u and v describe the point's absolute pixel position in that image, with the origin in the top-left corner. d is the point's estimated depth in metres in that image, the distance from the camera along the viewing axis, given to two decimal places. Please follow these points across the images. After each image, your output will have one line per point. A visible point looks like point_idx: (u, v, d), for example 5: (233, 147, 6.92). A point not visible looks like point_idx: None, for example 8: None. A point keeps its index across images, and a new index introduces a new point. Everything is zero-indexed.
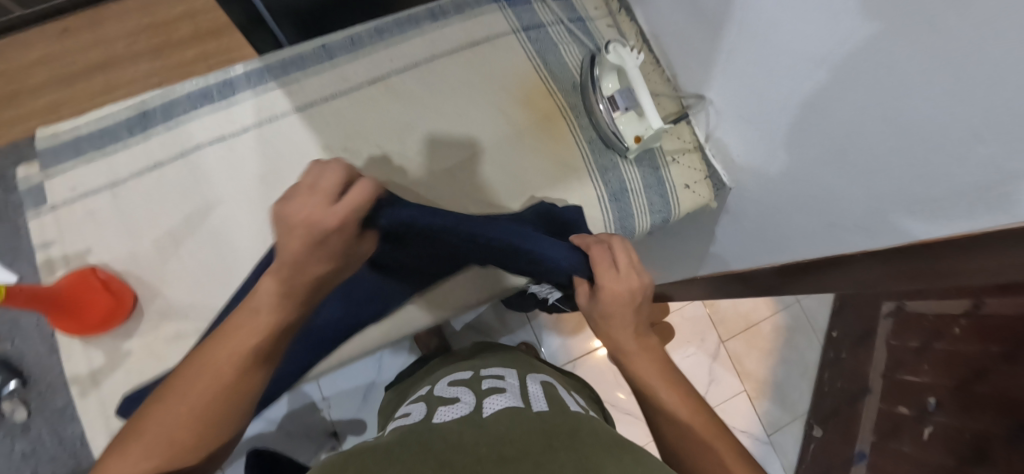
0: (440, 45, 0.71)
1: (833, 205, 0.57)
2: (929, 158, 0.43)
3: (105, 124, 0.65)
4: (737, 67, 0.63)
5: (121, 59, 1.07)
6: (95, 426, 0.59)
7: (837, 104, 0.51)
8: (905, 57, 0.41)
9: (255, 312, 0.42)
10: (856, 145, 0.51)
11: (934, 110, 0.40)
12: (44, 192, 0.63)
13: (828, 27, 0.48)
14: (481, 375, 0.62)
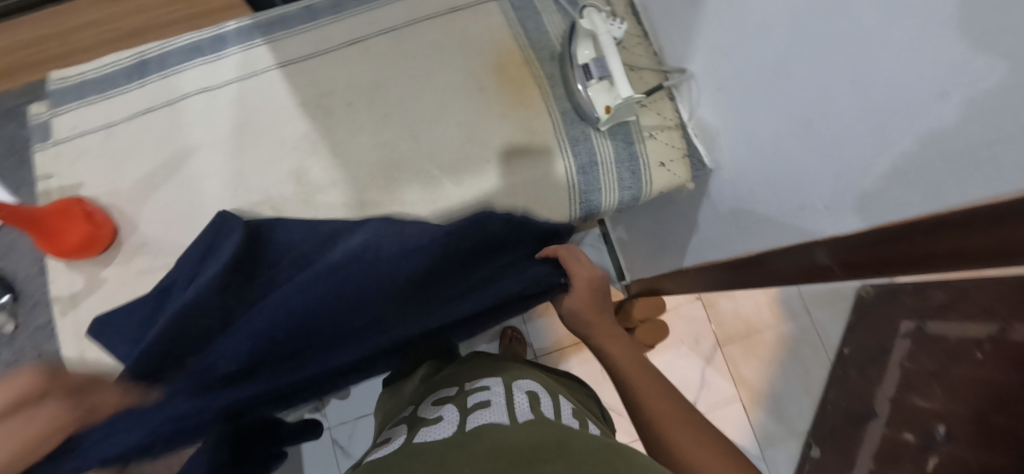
0: (420, 9, 0.72)
1: (809, 183, 0.54)
2: (901, 121, 0.40)
3: (107, 72, 0.70)
4: (716, 38, 0.60)
5: (157, 25, 1.12)
6: (69, 343, 0.63)
7: (811, 70, 0.48)
8: (881, 8, 0.38)
9: None
10: (824, 114, 0.48)
11: (909, 64, 0.37)
12: (48, 129, 0.69)
13: None
14: (468, 389, 0.61)
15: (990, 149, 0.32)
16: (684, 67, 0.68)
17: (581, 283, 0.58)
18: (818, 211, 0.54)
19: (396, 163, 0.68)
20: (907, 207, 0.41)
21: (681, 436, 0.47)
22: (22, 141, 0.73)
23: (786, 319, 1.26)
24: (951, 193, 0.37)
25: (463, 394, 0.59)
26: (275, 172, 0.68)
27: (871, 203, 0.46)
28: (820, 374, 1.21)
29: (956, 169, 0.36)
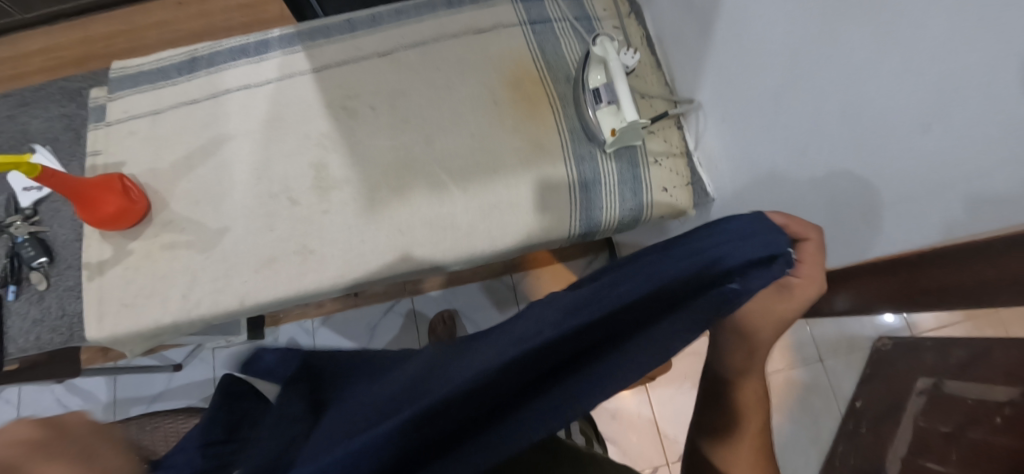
0: (449, 28, 0.77)
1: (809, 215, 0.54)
2: (887, 153, 0.40)
3: (161, 65, 0.78)
4: (724, 72, 0.62)
5: (215, 30, 1.24)
6: (90, 305, 0.68)
7: (804, 102, 0.50)
8: (862, 44, 0.40)
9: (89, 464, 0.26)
10: (816, 145, 0.50)
11: (890, 97, 0.39)
12: (103, 112, 0.76)
13: (796, 20, 0.48)
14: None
15: (983, 178, 0.32)
16: (693, 97, 0.71)
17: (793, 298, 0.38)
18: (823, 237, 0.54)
19: (409, 165, 0.72)
20: (914, 238, 0.41)
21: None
22: (79, 120, 0.80)
23: (798, 363, 1.20)
24: (953, 224, 0.37)
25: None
26: (298, 164, 0.72)
27: (871, 234, 0.46)
28: (829, 425, 1.17)
29: (946, 200, 0.36)
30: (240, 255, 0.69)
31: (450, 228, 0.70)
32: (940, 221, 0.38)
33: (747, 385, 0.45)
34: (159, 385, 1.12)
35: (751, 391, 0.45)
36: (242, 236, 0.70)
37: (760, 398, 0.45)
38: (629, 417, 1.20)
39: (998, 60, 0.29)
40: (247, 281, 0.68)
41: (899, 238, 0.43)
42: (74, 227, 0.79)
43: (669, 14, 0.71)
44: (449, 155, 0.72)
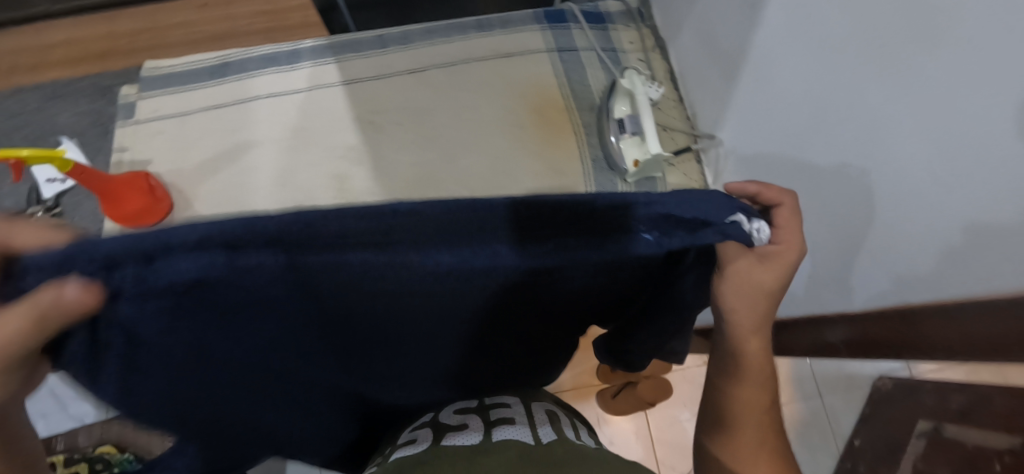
0: (479, 52, 0.80)
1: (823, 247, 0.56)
2: (896, 189, 0.42)
3: (193, 67, 0.79)
4: (744, 109, 0.64)
5: (239, 33, 1.26)
6: None
7: (822, 144, 0.51)
8: (875, 95, 0.42)
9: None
10: (835, 188, 0.51)
11: (904, 149, 0.40)
12: (133, 109, 0.77)
13: (814, 64, 0.49)
14: (488, 404, 0.55)
15: (987, 212, 0.34)
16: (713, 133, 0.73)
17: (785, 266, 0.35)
18: (839, 268, 0.55)
19: (432, 182, 0.73)
20: (922, 268, 0.43)
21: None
22: (108, 116, 0.81)
23: (797, 398, 1.21)
24: (957, 256, 0.38)
25: (484, 405, 0.55)
26: (322, 173, 0.73)
27: (880, 261, 0.48)
28: (825, 461, 1.17)
29: (947, 229, 0.38)
30: None
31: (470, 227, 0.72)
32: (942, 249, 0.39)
33: (746, 386, 0.44)
34: None
35: (751, 390, 0.44)
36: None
37: (760, 401, 0.45)
38: (627, 442, 1.19)
39: (1011, 118, 0.30)
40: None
41: (907, 267, 0.45)
42: (95, 222, 0.80)
43: (694, 52, 0.73)
44: (471, 175, 0.73)
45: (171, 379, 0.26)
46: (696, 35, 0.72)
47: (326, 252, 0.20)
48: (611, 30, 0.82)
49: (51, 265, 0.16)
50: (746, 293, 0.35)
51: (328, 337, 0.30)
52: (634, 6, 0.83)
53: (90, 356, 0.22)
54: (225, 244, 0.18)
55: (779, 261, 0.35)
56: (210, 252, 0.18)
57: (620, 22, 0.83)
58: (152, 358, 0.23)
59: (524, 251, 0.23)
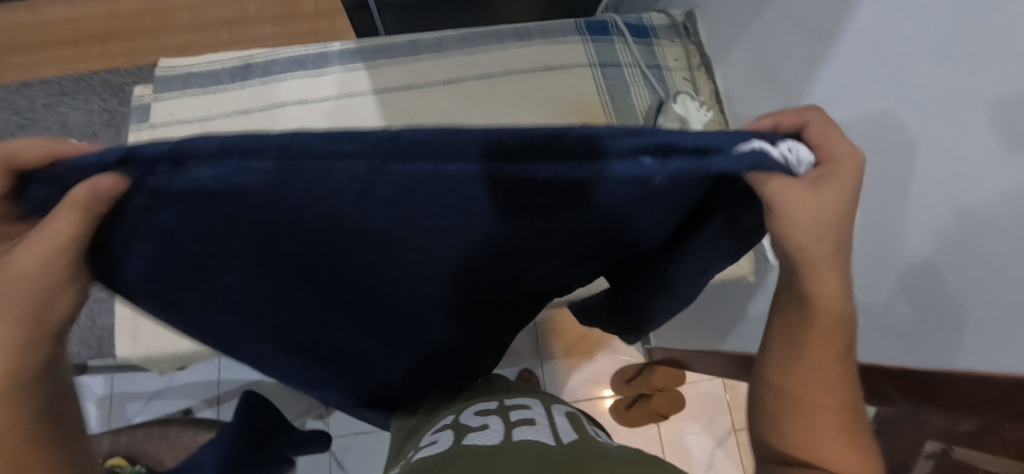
0: (517, 63, 0.76)
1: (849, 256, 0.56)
2: (993, 251, 0.37)
3: (215, 68, 0.75)
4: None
5: (246, 19, 1.20)
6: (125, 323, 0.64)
7: (896, 192, 0.47)
8: (967, 143, 0.38)
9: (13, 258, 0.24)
10: (906, 242, 0.47)
11: (1004, 210, 0.36)
12: (148, 112, 0.73)
13: (897, 94, 0.45)
14: (509, 405, 0.53)
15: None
16: None
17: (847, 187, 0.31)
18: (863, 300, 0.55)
19: None
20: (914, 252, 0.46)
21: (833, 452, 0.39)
22: None
23: None
24: (953, 246, 0.41)
25: (504, 406, 0.52)
26: None
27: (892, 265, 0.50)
28: None
29: (939, 216, 0.42)
30: None
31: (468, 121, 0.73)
32: (940, 233, 0.42)
33: (814, 372, 0.41)
34: (160, 383, 1.10)
35: (821, 379, 0.41)
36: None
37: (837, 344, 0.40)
38: None
39: None
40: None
41: (906, 261, 0.47)
42: None
43: (745, 76, 0.70)
44: None
45: (178, 272, 0.28)
46: (748, 59, 0.70)
47: (318, 162, 0.20)
48: (656, 44, 0.79)
49: (100, 163, 0.20)
50: (806, 222, 0.30)
51: (333, 263, 0.29)
52: (680, 20, 0.80)
53: (125, 248, 0.25)
54: (238, 153, 0.19)
55: (837, 180, 0.30)
56: (231, 163, 0.20)
57: (666, 36, 0.79)
58: (173, 261, 0.27)
59: (516, 177, 0.21)
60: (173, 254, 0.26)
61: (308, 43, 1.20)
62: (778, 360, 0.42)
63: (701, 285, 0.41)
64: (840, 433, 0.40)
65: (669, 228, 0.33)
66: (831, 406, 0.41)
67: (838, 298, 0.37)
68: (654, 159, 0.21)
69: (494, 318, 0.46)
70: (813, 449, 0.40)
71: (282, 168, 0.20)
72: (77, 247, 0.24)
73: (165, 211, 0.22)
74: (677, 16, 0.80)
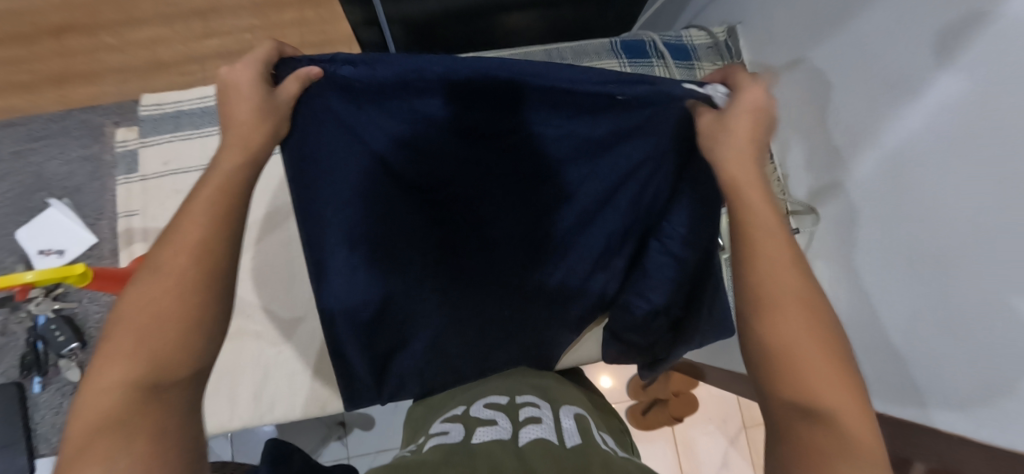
0: None
1: (841, 262, 0.61)
2: None
3: (209, 105, 0.66)
4: (821, 176, 0.64)
5: (222, 9, 1.06)
6: None
7: (944, 191, 0.44)
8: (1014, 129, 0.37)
9: (243, 106, 0.42)
10: (961, 293, 0.44)
11: None
12: (137, 161, 0.64)
13: (906, 86, 0.48)
14: (518, 402, 0.57)
15: None
16: (812, 207, 0.65)
17: (755, 113, 0.41)
18: (858, 312, 0.59)
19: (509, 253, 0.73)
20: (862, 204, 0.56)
21: (807, 365, 0.38)
22: None
23: None
24: (915, 164, 0.48)
25: (514, 405, 0.55)
26: None
27: (871, 249, 0.56)
28: None
29: (885, 139, 0.51)
30: (309, 345, 0.66)
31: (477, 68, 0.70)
32: (881, 167, 0.52)
33: (786, 307, 0.40)
34: None
35: (794, 309, 0.40)
36: (311, 319, 0.66)
37: (780, 250, 0.42)
38: (655, 459, 1.21)
39: None
40: (320, 357, 0.65)
41: (932, 264, 0.47)
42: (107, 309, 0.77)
43: (800, 113, 0.66)
44: None
45: (321, 146, 0.46)
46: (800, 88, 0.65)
47: (420, 69, 0.39)
48: (697, 68, 0.73)
49: (314, 61, 0.40)
50: (737, 141, 0.41)
51: (411, 154, 0.49)
52: (721, 38, 0.75)
53: (303, 119, 0.44)
54: (369, 61, 0.39)
55: (750, 104, 0.41)
56: (370, 65, 0.39)
57: (707, 58, 0.74)
58: (322, 136, 0.46)
59: (542, 89, 0.41)
60: (335, 126, 0.45)
61: (292, 36, 1.08)
62: (750, 302, 0.42)
63: (681, 248, 0.56)
64: (829, 375, 0.37)
65: (647, 165, 0.49)
66: (818, 344, 0.39)
67: (771, 218, 0.42)
68: (619, 86, 0.39)
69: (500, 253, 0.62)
70: (791, 367, 0.38)
71: (403, 69, 0.39)
72: (294, 103, 0.42)
73: (341, 86, 0.41)
74: (718, 33, 0.75)
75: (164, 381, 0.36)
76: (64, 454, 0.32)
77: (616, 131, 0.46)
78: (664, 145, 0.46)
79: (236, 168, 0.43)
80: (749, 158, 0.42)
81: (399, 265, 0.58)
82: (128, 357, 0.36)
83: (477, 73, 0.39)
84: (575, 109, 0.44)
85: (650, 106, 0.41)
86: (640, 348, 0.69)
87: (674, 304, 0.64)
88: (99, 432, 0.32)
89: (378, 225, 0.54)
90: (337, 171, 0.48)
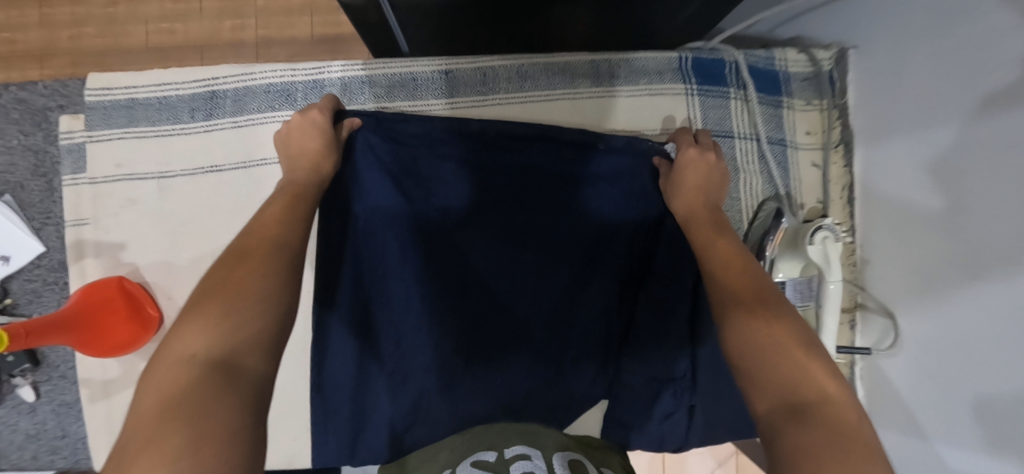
0: (588, 118, 0.59)
1: (922, 404, 0.47)
2: None
3: (168, 96, 0.54)
4: (896, 276, 0.51)
5: None
6: (97, 437, 0.54)
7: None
8: None
9: (311, 133, 0.50)
10: None
11: None
12: (85, 159, 0.54)
13: (969, 72, 0.40)
14: (509, 459, 0.43)
15: None
16: (891, 312, 0.51)
17: (702, 166, 0.52)
18: (916, 451, 0.47)
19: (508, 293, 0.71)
20: (954, 317, 0.43)
21: (785, 360, 0.33)
22: (49, 161, 0.60)
23: None
24: (990, 167, 0.38)
25: (504, 458, 0.43)
26: None
27: (963, 398, 0.42)
28: None
29: (949, 144, 0.42)
30: (290, 384, 0.60)
31: (505, 79, 0.59)
32: (947, 184, 0.42)
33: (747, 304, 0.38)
34: None
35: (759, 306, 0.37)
36: (291, 354, 0.59)
37: (735, 259, 0.43)
38: None
39: None
40: (300, 396, 0.60)
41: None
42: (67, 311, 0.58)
43: (882, 191, 0.52)
44: None
45: (357, 184, 0.54)
46: (895, 148, 0.50)
47: (455, 124, 0.56)
48: (786, 106, 0.61)
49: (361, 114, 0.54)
50: (691, 174, 0.51)
51: (427, 186, 0.55)
52: (825, 70, 0.59)
53: (349, 157, 0.54)
54: (412, 118, 0.55)
55: (704, 162, 0.52)
56: (414, 118, 0.55)
57: (801, 95, 0.61)
58: (359, 174, 0.54)
59: (544, 131, 0.56)
60: (379, 167, 0.54)
61: None
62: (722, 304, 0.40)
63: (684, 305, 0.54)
64: (813, 369, 0.32)
65: (634, 215, 0.56)
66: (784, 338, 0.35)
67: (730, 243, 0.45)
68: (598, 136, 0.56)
69: (490, 291, 0.56)
70: (768, 360, 0.34)
71: (440, 119, 0.56)
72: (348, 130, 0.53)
73: (382, 127, 0.55)
74: (822, 61, 0.59)
75: (245, 359, 0.31)
76: (119, 443, 0.25)
77: (603, 184, 0.56)
78: (650, 193, 0.56)
79: (310, 177, 0.48)
80: (702, 202, 0.50)
81: (389, 289, 0.55)
82: (211, 328, 0.31)
83: (498, 125, 0.56)
84: (568, 151, 0.56)
85: (623, 150, 0.56)
86: (653, 444, 0.56)
87: (681, 372, 0.55)
88: (174, 407, 0.26)
89: (384, 256, 0.55)
90: (367, 205, 0.54)
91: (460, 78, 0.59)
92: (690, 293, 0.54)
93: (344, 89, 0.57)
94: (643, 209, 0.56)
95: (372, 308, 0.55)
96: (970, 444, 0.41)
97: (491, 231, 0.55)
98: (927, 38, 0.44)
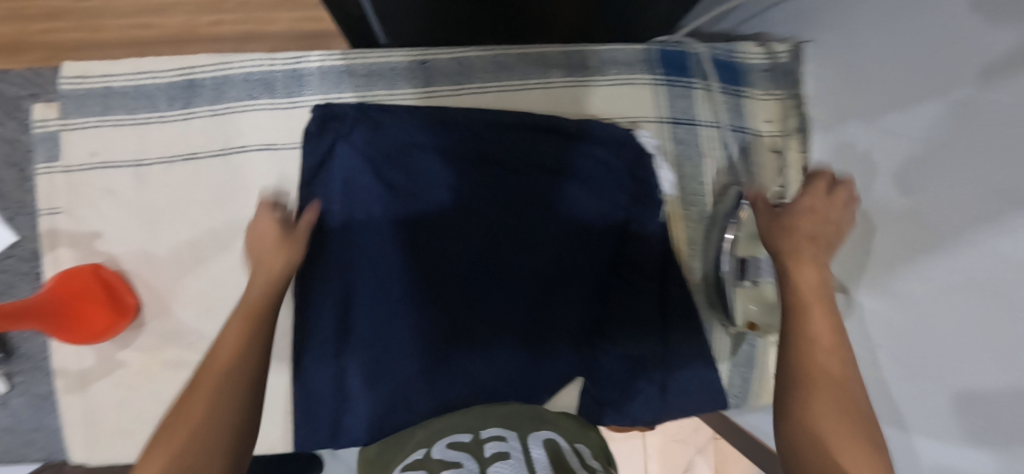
0: (562, 107, 0.62)
1: (875, 376, 0.50)
2: None
3: (145, 84, 0.55)
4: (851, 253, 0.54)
5: None
6: (73, 428, 0.53)
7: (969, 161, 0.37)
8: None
9: (264, 237, 0.50)
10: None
11: None
12: (59, 147, 0.54)
13: (916, 62, 0.43)
14: (484, 439, 0.45)
15: None
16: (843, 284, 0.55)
17: (822, 219, 0.48)
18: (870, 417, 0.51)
19: None
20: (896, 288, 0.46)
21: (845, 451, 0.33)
22: (21, 153, 0.62)
23: None
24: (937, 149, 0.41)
25: (479, 440, 0.45)
26: None
27: (909, 367, 0.45)
28: None
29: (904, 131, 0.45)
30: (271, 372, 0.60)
31: (480, 69, 0.61)
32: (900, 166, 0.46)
33: (821, 382, 0.38)
34: None
35: (828, 390, 0.37)
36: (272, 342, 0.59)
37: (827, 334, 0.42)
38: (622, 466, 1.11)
39: None
40: (281, 384, 0.60)
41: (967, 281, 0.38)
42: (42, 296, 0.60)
43: (839, 174, 0.56)
44: None
45: (339, 172, 0.55)
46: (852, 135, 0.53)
47: (437, 114, 0.58)
48: (747, 96, 0.64)
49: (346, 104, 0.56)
50: (807, 222, 0.48)
51: (409, 174, 0.57)
52: (783, 61, 0.61)
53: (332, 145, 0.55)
54: (394, 108, 0.57)
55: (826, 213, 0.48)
56: (393, 108, 0.57)
57: (761, 85, 0.64)
58: (341, 161, 0.55)
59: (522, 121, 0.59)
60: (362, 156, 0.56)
61: None
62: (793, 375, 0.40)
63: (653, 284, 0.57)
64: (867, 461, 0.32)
65: (608, 199, 0.58)
66: (852, 433, 0.34)
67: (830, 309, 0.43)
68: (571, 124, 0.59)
69: (470, 276, 0.58)
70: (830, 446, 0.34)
71: (420, 109, 0.57)
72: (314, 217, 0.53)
73: (365, 116, 0.56)
74: (780, 53, 0.62)
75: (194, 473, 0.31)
76: None
77: (576, 169, 0.59)
78: (623, 179, 0.58)
79: (268, 285, 0.47)
80: (813, 254, 0.46)
81: (370, 274, 0.56)
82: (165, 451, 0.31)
83: (476, 115, 0.58)
84: (544, 139, 0.58)
85: (598, 138, 0.58)
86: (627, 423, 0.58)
87: (652, 349, 0.57)
88: None
89: (365, 240, 0.56)
90: (349, 191, 0.56)
91: (437, 67, 0.60)
92: (659, 275, 0.58)
93: (319, 77, 0.58)
94: (615, 194, 0.58)
95: (353, 292, 0.56)
96: (915, 409, 0.44)
97: (472, 217, 0.57)
98: (876, 32, 0.48)
